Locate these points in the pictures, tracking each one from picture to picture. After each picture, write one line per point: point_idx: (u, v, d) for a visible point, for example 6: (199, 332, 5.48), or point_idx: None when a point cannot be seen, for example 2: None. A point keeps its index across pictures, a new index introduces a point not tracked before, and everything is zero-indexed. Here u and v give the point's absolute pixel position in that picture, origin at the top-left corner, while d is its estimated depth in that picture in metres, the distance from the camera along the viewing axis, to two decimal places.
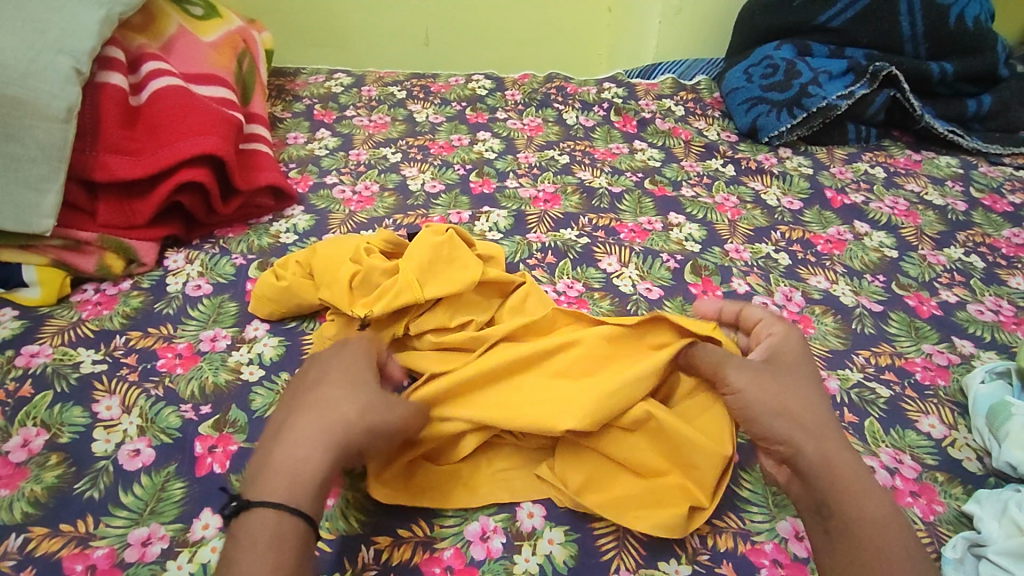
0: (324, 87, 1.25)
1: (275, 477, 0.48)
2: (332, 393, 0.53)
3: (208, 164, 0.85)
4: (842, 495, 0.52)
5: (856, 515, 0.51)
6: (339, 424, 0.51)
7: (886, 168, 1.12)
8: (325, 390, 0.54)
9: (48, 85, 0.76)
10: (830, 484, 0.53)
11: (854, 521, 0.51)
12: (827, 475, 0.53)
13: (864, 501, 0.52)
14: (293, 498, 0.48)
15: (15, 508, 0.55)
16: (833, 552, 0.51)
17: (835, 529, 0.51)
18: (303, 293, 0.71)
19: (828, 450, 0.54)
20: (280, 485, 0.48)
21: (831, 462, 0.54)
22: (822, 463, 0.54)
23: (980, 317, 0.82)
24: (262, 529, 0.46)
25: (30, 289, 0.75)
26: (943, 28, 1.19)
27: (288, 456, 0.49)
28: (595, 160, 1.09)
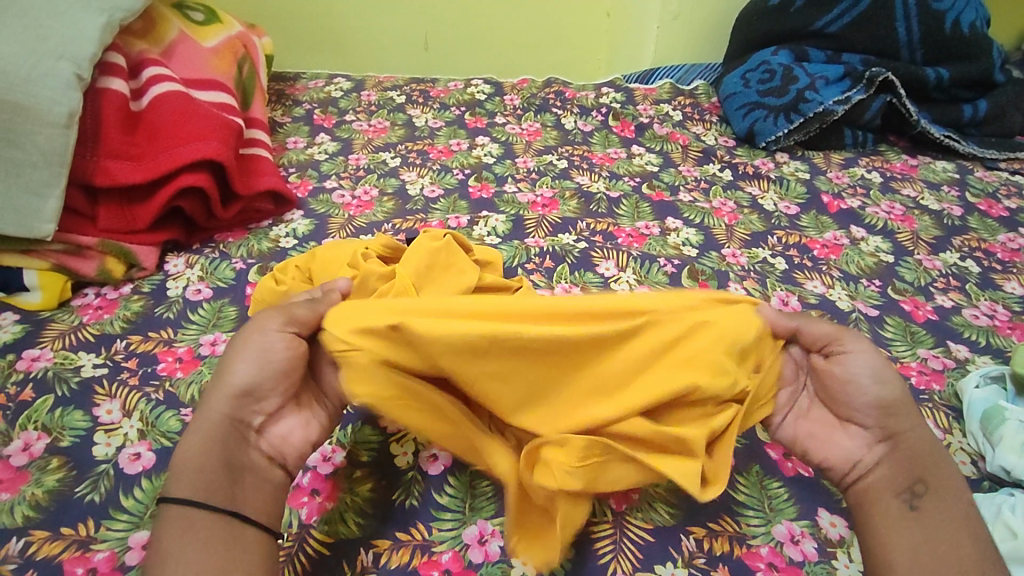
0: (324, 92, 1.26)
1: (173, 475, 0.49)
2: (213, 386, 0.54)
3: (208, 169, 0.85)
4: (941, 478, 0.53)
5: (951, 497, 0.52)
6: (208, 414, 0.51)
7: (883, 173, 1.13)
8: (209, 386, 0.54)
9: (49, 91, 0.77)
10: (930, 464, 0.54)
11: (946, 502, 0.52)
12: (930, 458, 0.54)
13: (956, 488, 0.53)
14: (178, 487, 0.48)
15: (16, 512, 0.56)
16: (920, 522, 0.51)
17: (927, 505, 0.52)
18: None
19: (930, 439, 0.56)
20: (177, 481, 0.49)
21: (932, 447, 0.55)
22: (926, 447, 0.55)
23: (975, 321, 0.83)
24: (159, 522, 0.48)
25: (32, 293, 0.75)
26: (939, 34, 1.20)
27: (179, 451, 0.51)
28: (594, 165, 1.09)
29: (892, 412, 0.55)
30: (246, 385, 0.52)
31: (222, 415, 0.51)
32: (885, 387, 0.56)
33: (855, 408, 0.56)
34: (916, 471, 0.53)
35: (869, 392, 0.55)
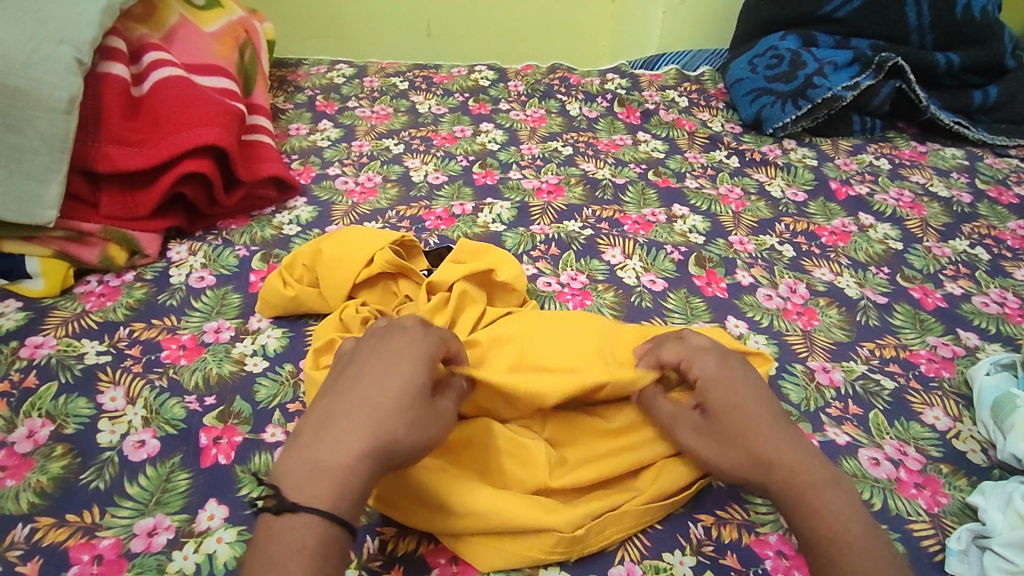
0: (325, 78, 1.25)
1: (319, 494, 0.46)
2: (370, 399, 0.50)
3: (210, 155, 0.84)
4: (807, 513, 0.50)
5: (841, 518, 0.50)
6: (383, 433, 0.48)
7: (891, 159, 1.11)
8: (369, 398, 0.50)
9: (50, 76, 0.76)
10: (803, 497, 0.51)
11: (825, 533, 0.49)
12: (792, 487, 0.51)
13: (831, 493, 0.51)
14: (336, 507, 0.45)
15: (21, 499, 0.56)
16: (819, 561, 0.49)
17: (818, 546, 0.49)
18: (310, 302, 0.71)
19: (791, 463, 0.52)
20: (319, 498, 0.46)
21: (792, 459, 0.52)
22: (787, 483, 0.52)
23: (985, 309, 0.82)
24: (308, 538, 0.44)
25: (34, 281, 0.75)
26: (949, 19, 1.19)
27: (334, 458, 0.47)
28: (599, 151, 1.08)
29: (744, 476, 0.53)
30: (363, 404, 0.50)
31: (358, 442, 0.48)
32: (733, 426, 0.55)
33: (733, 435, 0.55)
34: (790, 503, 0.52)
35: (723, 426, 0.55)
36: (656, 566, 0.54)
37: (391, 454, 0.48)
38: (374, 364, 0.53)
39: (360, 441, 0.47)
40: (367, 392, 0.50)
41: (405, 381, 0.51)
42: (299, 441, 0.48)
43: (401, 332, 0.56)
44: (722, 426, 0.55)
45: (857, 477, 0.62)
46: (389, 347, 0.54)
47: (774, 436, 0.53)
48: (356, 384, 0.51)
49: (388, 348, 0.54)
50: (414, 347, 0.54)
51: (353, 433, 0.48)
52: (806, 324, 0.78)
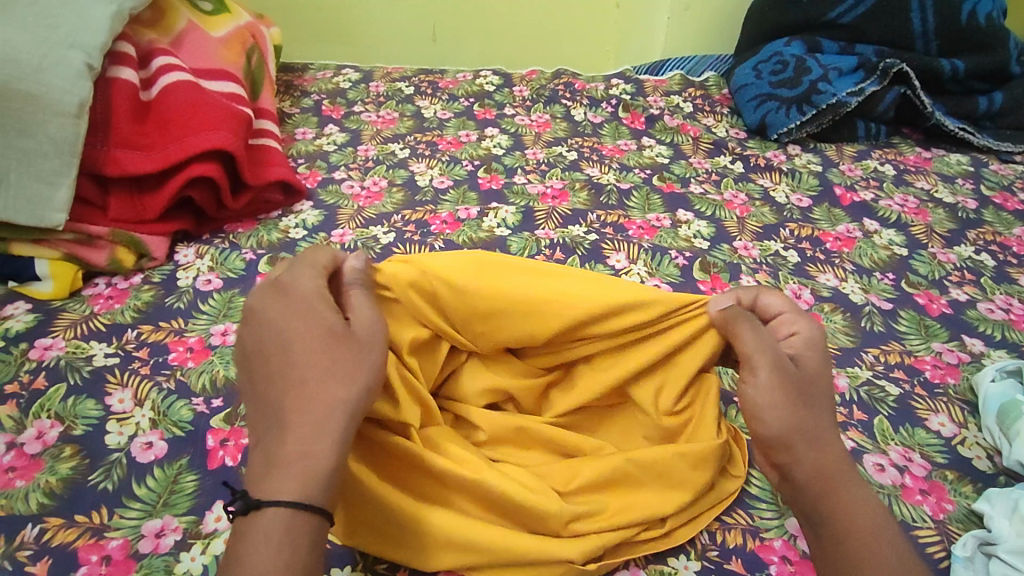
0: (332, 83, 1.26)
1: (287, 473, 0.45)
2: (304, 377, 0.48)
3: (217, 159, 0.85)
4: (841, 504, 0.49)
5: (863, 520, 0.49)
6: (335, 401, 0.47)
7: (896, 165, 1.12)
8: (297, 375, 0.48)
9: (61, 80, 0.77)
10: (835, 485, 0.50)
11: (848, 522, 0.48)
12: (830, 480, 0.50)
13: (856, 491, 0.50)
14: (309, 492, 0.44)
15: (30, 499, 0.56)
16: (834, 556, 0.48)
17: (841, 535, 0.48)
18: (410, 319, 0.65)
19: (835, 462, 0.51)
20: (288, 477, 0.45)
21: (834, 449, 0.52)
22: (825, 471, 0.50)
23: (990, 316, 0.82)
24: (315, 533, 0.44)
25: (43, 283, 0.76)
26: (955, 26, 1.19)
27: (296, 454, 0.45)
28: (604, 157, 1.09)
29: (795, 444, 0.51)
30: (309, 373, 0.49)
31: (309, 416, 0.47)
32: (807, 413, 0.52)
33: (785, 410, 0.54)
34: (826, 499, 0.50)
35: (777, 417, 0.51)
36: (660, 570, 0.55)
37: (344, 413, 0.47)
38: (284, 336, 0.50)
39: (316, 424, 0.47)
40: (295, 368, 0.49)
41: (321, 337, 0.50)
42: (259, 445, 0.47)
43: (287, 287, 0.53)
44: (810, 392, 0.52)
45: (862, 483, 0.62)
46: (284, 311, 0.51)
47: (824, 420, 0.52)
48: (276, 369, 0.49)
49: (283, 314, 0.51)
50: (307, 298, 0.52)
51: (303, 414, 0.47)
52: None
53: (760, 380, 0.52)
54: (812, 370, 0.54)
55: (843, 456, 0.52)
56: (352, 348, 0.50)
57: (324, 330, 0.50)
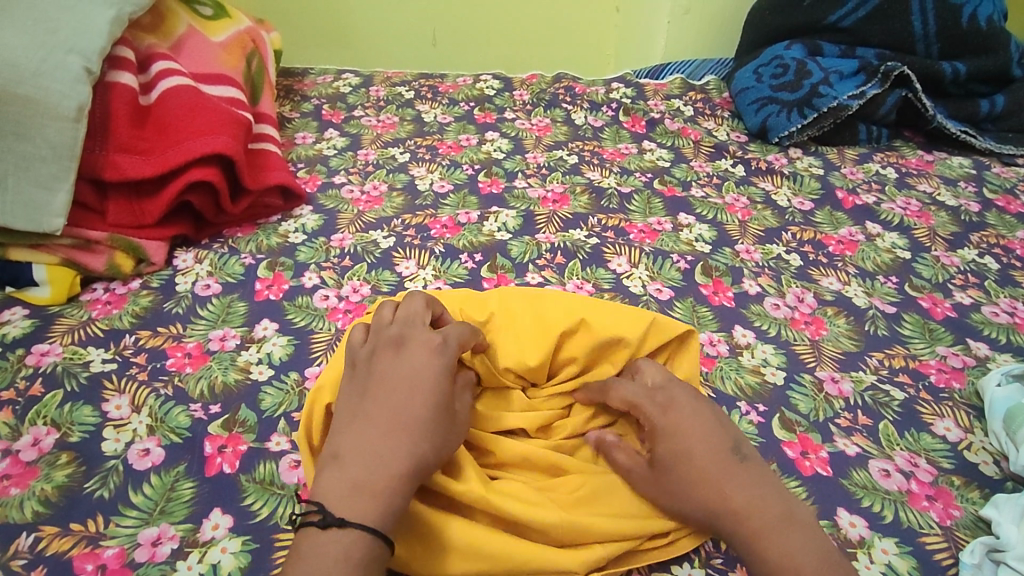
0: (332, 87, 1.25)
1: (365, 490, 0.48)
2: (398, 421, 0.51)
3: (217, 163, 0.85)
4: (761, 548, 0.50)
5: (793, 564, 0.49)
6: (422, 459, 0.50)
7: (898, 168, 1.11)
8: (403, 418, 0.52)
9: (59, 85, 0.77)
10: (756, 535, 0.51)
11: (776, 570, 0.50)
12: (744, 528, 0.51)
13: (788, 533, 0.51)
14: (382, 525, 0.47)
15: (25, 507, 0.55)
16: None
17: None
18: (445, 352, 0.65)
19: (743, 512, 0.52)
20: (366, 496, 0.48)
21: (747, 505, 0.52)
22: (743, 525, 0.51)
23: (995, 319, 0.81)
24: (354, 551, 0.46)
25: (40, 288, 0.75)
26: (956, 28, 1.19)
27: (376, 477, 0.49)
28: (604, 160, 1.08)
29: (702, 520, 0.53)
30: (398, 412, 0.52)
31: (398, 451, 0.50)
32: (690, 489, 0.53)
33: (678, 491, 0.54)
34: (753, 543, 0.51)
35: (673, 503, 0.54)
36: None
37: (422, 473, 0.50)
38: (405, 386, 0.53)
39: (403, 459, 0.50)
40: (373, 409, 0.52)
41: (433, 403, 0.53)
42: (341, 462, 0.50)
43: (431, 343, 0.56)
44: (672, 463, 0.54)
45: (867, 490, 0.61)
46: (418, 363, 0.54)
47: (723, 482, 0.53)
48: (387, 406, 0.52)
49: (417, 365, 0.54)
50: (438, 360, 0.55)
51: (390, 457, 0.49)
52: (813, 334, 0.77)
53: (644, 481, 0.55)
54: (678, 451, 0.55)
55: (772, 501, 0.52)
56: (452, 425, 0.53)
57: (439, 397, 0.53)
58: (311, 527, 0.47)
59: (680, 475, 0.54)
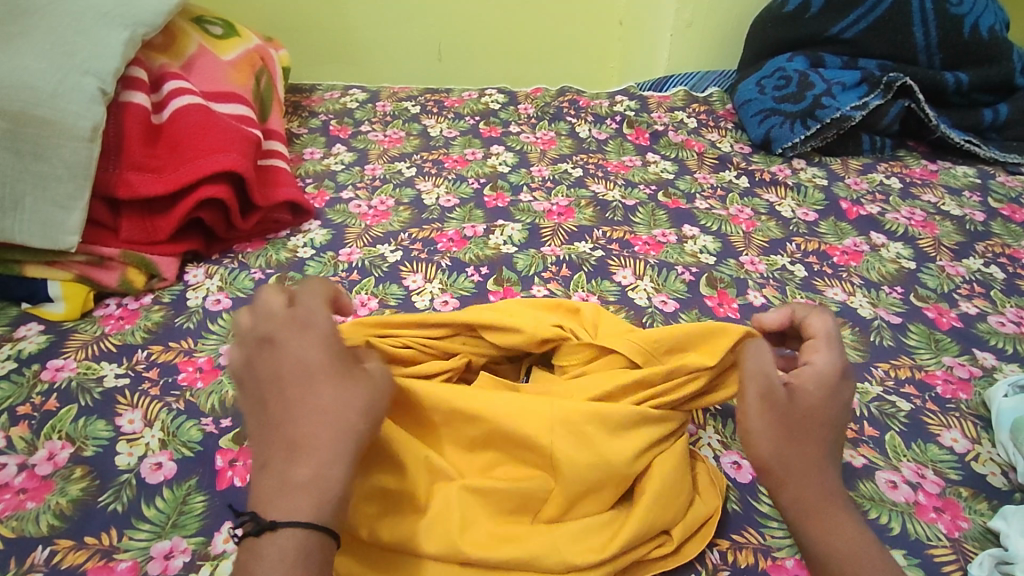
0: (339, 103, 1.27)
1: (300, 489, 0.45)
2: (318, 408, 0.48)
3: (228, 181, 0.86)
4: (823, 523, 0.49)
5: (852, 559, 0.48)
6: (349, 430, 0.47)
7: (902, 178, 1.12)
8: (314, 402, 0.48)
9: (74, 106, 0.78)
10: (817, 511, 0.49)
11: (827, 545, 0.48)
12: (813, 506, 0.50)
13: (843, 519, 0.50)
14: (320, 516, 0.45)
15: (41, 521, 0.56)
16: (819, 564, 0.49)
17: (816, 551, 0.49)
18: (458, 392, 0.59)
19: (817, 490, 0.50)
20: (303, 497, 0.45)
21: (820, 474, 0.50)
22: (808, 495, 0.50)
23: (1001, 329, 0.81)
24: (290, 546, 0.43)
25: (55, 304, 0.77)
26: (958, 39, 1.20)
27: (305, 475, 0.46)
28: (609, 173, 1.09)
29: (772, 468, 0.50)
30: (318, 405, 0.48)
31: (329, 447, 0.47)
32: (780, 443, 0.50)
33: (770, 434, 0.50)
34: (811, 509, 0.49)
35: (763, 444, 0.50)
36: None
37: (353, 444, 0.48)
38: (296, 361, 0.50)
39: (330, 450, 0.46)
40: (289, 407, 0.48)
41: (340, 374, 0.49)
42: (265, 464, 0.47)
43: (297, 309, 0.52)
44: (801, 419, 0.51)
45: (875, 501, 0.61)
46: (296, 340, 0.51)
47: (818, 459, 0.51)
48: (294, 398, 0.48)
49: (297, 347, 0.50)
50: (321, 333, 0.51)
51: (322, 455, 0.46)
52: None
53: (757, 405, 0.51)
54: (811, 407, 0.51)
55: (841, 489, 0.51)
56: (366, 387, 0.50)
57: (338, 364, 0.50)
58: (250, 539, 0.44)
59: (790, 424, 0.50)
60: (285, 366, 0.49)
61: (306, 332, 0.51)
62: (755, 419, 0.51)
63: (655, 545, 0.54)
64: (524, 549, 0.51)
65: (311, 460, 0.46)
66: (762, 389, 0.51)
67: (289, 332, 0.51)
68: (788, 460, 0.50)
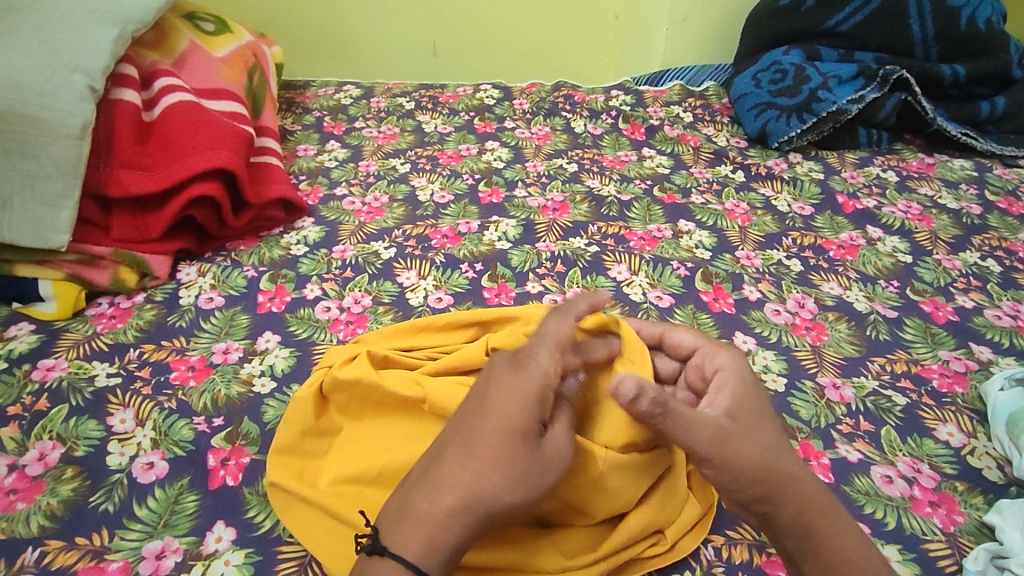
0: (333, 99, 1.27)
1: (411, 524, 0.45)
2: (476, 457, 0.46)
3: (219, 178, 0.86)
4: (820, 533, 0.49)
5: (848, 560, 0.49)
6: (491, 498, 0.45)
7: (899, 172, 1.11)
8: (476, 451, 0.46)
9: (64, 103, 0.78)
10: (812, 526, 0.49)
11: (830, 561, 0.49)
12: (805, 515, 0.49)
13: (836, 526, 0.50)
14: (424, 562, 0.44)
15: (32, 522, 0.56)
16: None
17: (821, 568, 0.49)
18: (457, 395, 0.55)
19: (805, 499, 0.50)
20: (411, 532, 0.45)
21: (798, 486, 0.50)
22: (797, 515, 0.49)
23: (997, 322, 0.81)
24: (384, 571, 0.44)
25: (46, 303, 0.76)
26: (955, 32, 1.19)
27: (428, 511, 0.45)
28: (605, 168, 1.09)
29: (758, 492, 0.49)
30: (478, 457, 0.46)
31: (463, 502, 0.45)
32: (751, 464, 0.49)
33: (737, 466, 0.48)
34: (806, 521, 0.49)
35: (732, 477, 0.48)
36: None
37: (491, 510, 0.45)
38: (482, 416, 0.47)
39: (461, 499, 0.45)
40: (452, 448, 0.47)
41: (514, 437, 0.46)
42: (406, 486, 0.48)
43: (518, 367, 0.49)
44: (751, 431, 0.50)
45: (870, 496, 0.61)
46: (497, 389, 0.48)
47: (788, 466, 0.50)
48: (458, 438, 0.47)
49: (492, 401, 0.48)
50: (529, 389, 0.48)
51: (449, 503, 0.45)
52: (815, 340, 0.77)
53: (705, 441, 0.48)
54: (745, 416, 0.52)
55: (822, 493, 0.51)
56: (532, 457, 0.46)
57: (522, 426, 0.47)
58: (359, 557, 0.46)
59: (749, 447, 0.49)
60: (472, 413, 0.48)
61: (517, 395, 0.47)
62: (723, 450, 0.48)
63: (650, 544, 0.55)
64: (526, 555, 0.52)
65: (440, 501, 0.45)
66: (706, 440, 0.48)
67: (504, 383, 0.48)
68: (767, 477, 0.49)
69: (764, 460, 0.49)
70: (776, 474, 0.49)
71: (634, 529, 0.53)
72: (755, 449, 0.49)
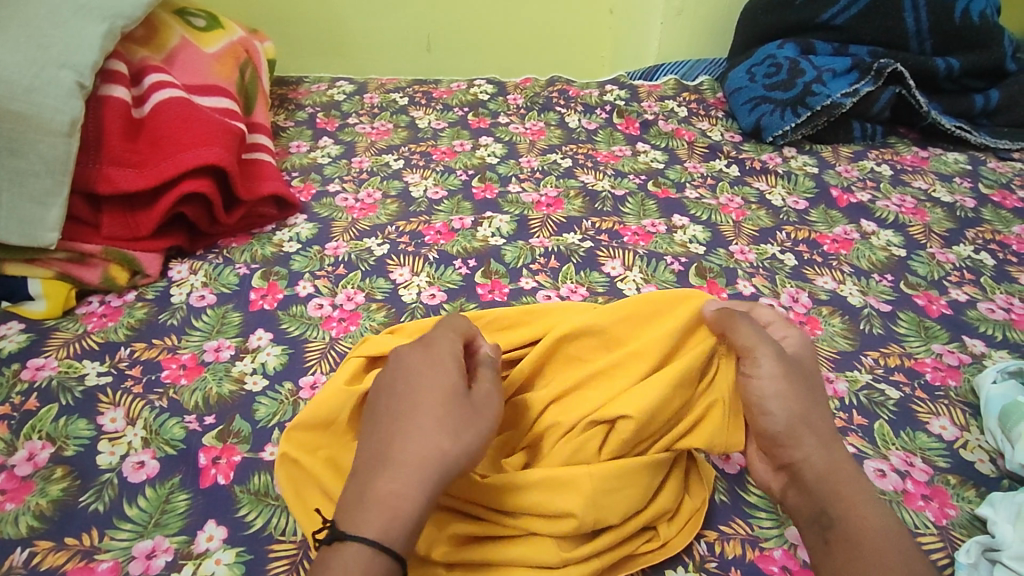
0: (326, 95, 1.26)
1: (376, 503, 0.47)
2: (418, 430, 0.49)
3: (210, 175, 0.85)
4: (847, 495, 0.52)
5: (875, 522, 0.51)
6: (443, 462, 0.48)
7: (893, 165, 1.11)
8: (415, 423, 0.50)
9: (52, 100, 0.77)
10: (838, 486, 0.53)
11: (856, 523, 0.51)
12: (832, 475, 0.53)
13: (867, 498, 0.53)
14: (388, 538, 0.46)
15: (21, 522, 0.56)
16: (856, 539, 0.50)
17: (849, 527, 0.51)
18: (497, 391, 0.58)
19: (832, 462, 0.54)
20: (376, 511, 0.46)
21: (830, 449, 0.55)
22: (824, 474, 0.53)
23: (990, 315, 0.81)
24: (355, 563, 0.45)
25: (36, 302, 0.75)
26: (949, 25, 1.19)
27: (387, 486, 0.47)
28: (599, 163, 1.08)
29: (789, 431, 0.55)
30: (423, 429, 0.49)
31: (417, 472, 0.48)
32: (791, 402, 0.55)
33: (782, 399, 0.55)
34: (833, 479, 0.53)
35: (775, 410, 0.55)
36: None
37: (445, 476, 0.48)
38: (414, 395, 0.52)
39: (415, 469, 0.48)
40: (394, 428, 0.50)
41: (446, 404, 0.51)
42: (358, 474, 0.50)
43: (428, 350, 0.55)
44: (806, 381, 0.58)
45: None
46: (418, 371, 0.53)
47: (823, 426, 0.56)
48: (396, 419, 0.51)
49: (418, 379, 0.52)
50: (444, 363, 0.53)
51: (405, 474, 0.47)
52: (808, 334, 0.77)
53: (764, 370, 0.56)
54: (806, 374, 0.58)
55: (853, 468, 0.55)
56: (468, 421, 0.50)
57: (448, 390, 0.52)
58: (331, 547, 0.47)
59: (798, 388, 0.56)
60: (401, 397, 0.52)
61: (439, 374, 0.53)
62: (776, 382, 0.55)
63: (644, 540, 0.55)
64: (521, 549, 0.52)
65: (396, 474, 0.48)
66: (773, 371, 0.56)
67: (425, 366, 0.53)
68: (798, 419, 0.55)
69: (805, 406, 0.56)
70: (808, 423, 0.55)
71: (626, 525, 0.53)
72: (802, 395, 0.56)
